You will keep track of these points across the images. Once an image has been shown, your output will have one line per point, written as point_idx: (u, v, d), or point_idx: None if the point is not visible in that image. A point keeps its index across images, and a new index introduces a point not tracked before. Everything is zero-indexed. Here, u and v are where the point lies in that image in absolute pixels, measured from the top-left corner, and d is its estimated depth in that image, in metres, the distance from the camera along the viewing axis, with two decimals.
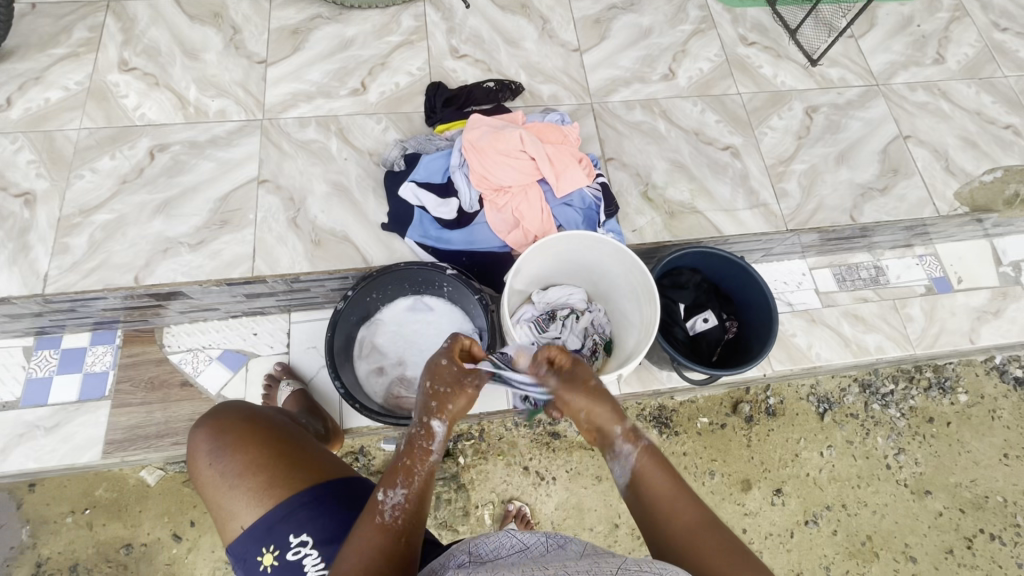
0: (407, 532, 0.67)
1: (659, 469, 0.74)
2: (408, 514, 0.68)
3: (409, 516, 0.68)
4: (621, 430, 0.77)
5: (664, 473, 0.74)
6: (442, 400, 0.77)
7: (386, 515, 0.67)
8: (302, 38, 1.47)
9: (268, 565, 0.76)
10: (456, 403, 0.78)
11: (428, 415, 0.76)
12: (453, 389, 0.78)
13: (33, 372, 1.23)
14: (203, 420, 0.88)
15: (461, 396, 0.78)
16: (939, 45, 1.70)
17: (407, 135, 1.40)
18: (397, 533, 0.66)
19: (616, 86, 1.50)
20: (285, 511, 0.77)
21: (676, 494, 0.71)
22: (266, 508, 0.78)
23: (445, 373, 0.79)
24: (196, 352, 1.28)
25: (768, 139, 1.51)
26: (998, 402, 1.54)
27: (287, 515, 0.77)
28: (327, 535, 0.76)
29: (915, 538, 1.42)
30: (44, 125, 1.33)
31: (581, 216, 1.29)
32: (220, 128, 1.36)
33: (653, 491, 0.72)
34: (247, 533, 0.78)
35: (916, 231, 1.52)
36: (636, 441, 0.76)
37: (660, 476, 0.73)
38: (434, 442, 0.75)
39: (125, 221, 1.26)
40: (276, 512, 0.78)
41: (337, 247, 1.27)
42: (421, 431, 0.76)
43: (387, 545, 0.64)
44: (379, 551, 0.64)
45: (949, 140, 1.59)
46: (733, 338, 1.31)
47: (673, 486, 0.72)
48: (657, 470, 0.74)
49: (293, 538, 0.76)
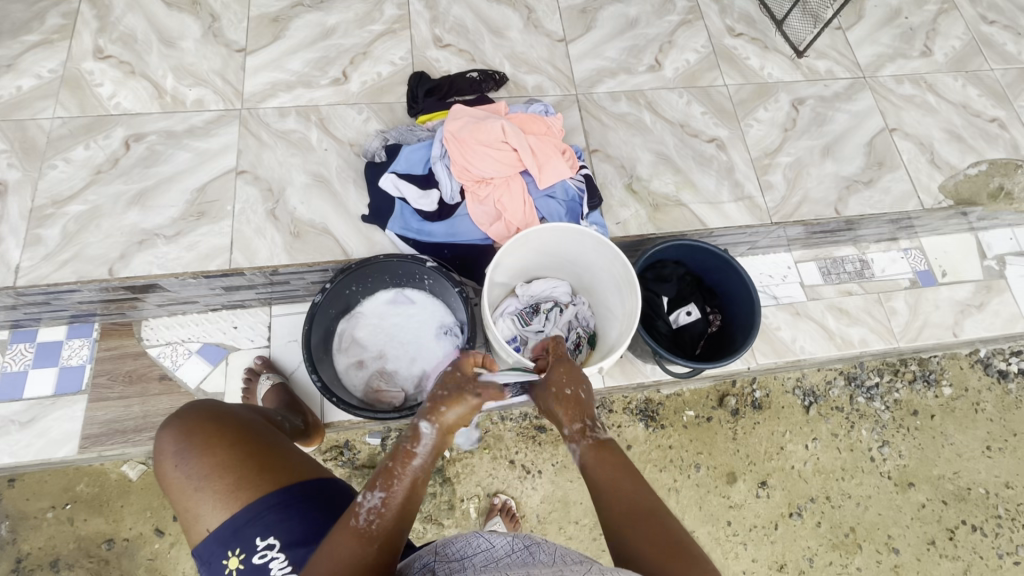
0: (380, 536, 0.65)
1: (604, 463, 0.73)
2: (383, 519, 0.66)
3: (384, 522, 0.66)
4: (571, 429, 0.78)
5: (610, 464, 0.73)
6: (435, 404, 0.74)
7: (361, 518, 0.66)
8: (282, 26, 1.44)
9: (233, 569, 0.75)
10: (450, 409, 0.74)
11: (418, 418, 0.73)
12: (450, 396, 0.75)
13: (8, 366, 1.21)
14: (170, 420, 0.86)
15: (455, 403, 0.74)
16: (926, 38, 1.70)
17: (389, 126, 1.38)
18: (371, 538, 0.65)
19: (602, 77, 1.49)
20: (251, 513, 0.76)
21: (619, 481, 0.71)
22: (232, 511, 0.77)
23: (446, 379, 0.77)
24: (175, 345, 1.26)
25: (754, 131, 1.50)
26: (982, 395, 1.55)
27: (254, 517, 0.76)
28: (294, 539, 0.75)
29: (897, 529, 1.43)
30: (16, 113, 1.30)
31: (564, 208, 1.28)
32: (197, 117, 1.33)
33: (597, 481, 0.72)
34: (213, 536, 0.77)
35: (902, 224, 1.51)
36: (582, 438, 0.76)
37: (604, 467, 0.72)
38: (420, 446, 0.72)
39: (100, 212, 1.24)
40: (242, 514, 0.77)
41: (316, 239, 1.26)
42: (409, 433, 0.73)
43: (363, 553, 0.63)
44: (351, 557, 0.63)
45: (935, 133, 1.59)
46: (716, 331, 1.31)
47: (618, 475, 0.71)
48: (601, 465, 0.73)
49: (260, 541, 0.75)
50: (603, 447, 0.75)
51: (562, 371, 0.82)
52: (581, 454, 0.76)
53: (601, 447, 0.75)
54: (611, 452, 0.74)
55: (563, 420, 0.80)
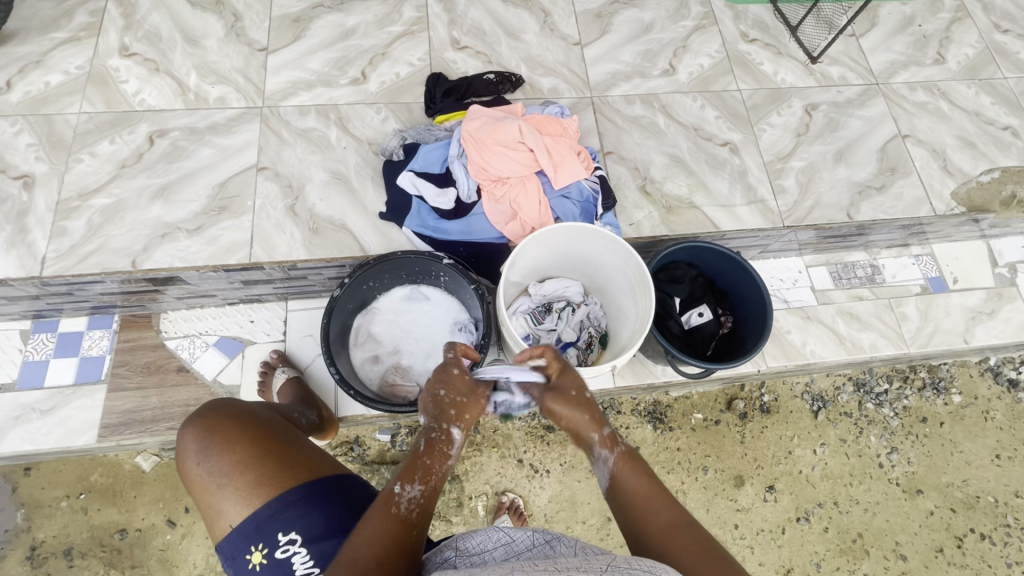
0: (419, 526, 0.68)
1: (637, 474, 0.74)
2: (423, 510, 0.69)
3: (423, 512, 0.69)
4: (601, 434, 0.78)
5: (644, 476, 0.74)
6: (461, 410, 0.79)
7: (402, 507, 0.68)
8: (303, 26, 1.47)
9: (256, 563, 0.76)
10: (472, 412, 0.80)
11: (453, 423, 0.78)
12: (472, 400, 0.80)
13: (30, 355, 1.24)
14: (191, 417, 0.88)
15: (476, 406, 0.80)
16: (939, 45, 1.71)
17: (407, 125, 1.40)
18: (411, 526, 0.67)
19: (617, 80, 1.51)
20: (273, 509, 0.78)
21: (652, 491, 0.73)
22: (254, 507, 0.79)
23: (461, 385, 0.80)
24: (193, 338, 1.28)
25: (767, 136, 1.51)
26: (992, 404, 1.55)
27: (275, 513, 0.78)
28: (315, 534, 0.76)
29: (905, 536, 1.43)
30: (44, 108, 1.33)
31: (578, 208, 1.29)
32: (220, 115, 1.36)
33: (630, 492, 0.73)
34: (235, 531, 0.78)
35: (913, 230, 1.52)
36: (614, 446, 0.77)
37: (636, 475, 0.74)
38: (453, 449, 0.77)
39: (124, 206, 1.26)
40: (264, 511, 0.78)
41: (334, 236, 1.28)
42: (442, 434, 0.77)
43: (404, 539, 0.66)
44: (393, 540, 0.65)
45: (948, 140, 1.59)
46: (728, 333, 1.31)
47: (650, 487, 0.73)
48: (634, 473, 0.75)
49: (282, 536, 0.77)
50: (634, 457, 0.76)
51: (569, 376, 0.82)
52: (611, 463, 0.76)
53: (632, 457, 0.76)
54: (642, 464, 0.76)
55: (587, 427, 0.79)
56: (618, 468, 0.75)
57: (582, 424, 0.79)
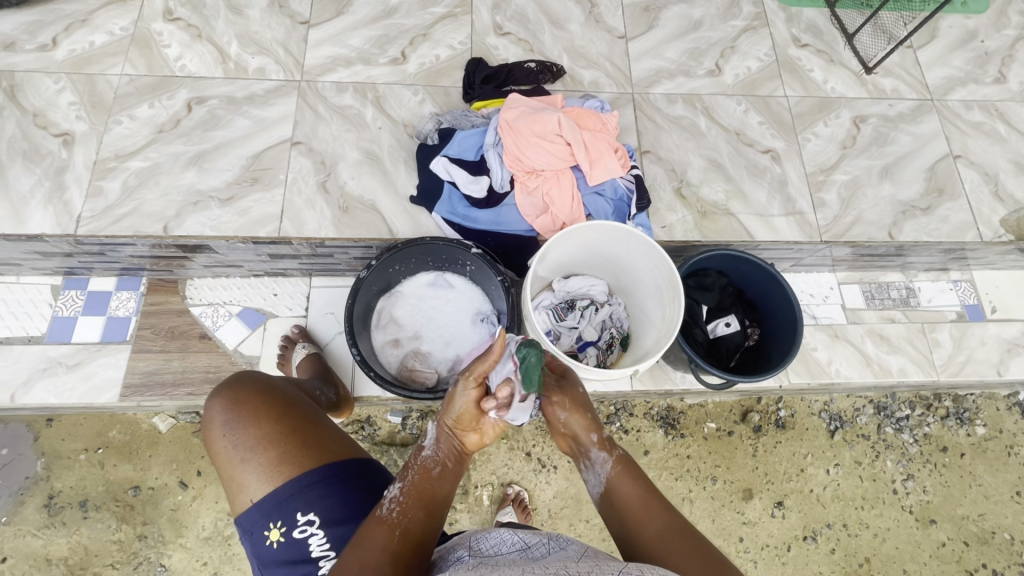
0: (401, 523, 0.66)
1: (628, 480, 0.73)
2: (405, 509, 0.67)
3: (404, 509, 0.67)
4: (593, 439, 0.76)
5: (640, 483, 0.72)
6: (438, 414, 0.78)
7: (383, 509, 0.67)
8: (346, 2, 1.45)
9: (274, 541, 0.77)
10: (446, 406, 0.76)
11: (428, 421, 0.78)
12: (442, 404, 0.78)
13: (59, 311, 1.26)
14: (219, 388, 0.88)
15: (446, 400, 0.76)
16: (1001, 63, 1.63)
17: (443, 109, 1.38)
18: (392, 524, 0.65)
19: (660, 78, 1.47)
20: (294, 489, 0.78)
21: (645, 498, 0.71)
22: (276, 485, 0.79)
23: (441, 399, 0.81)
24: (217, 306, 1.29)
25: (811, 146, 1.46)
26: (1017, 439, 1.50)
27: (296, 493, 0.78)
28: (334, 518, 0.77)
29: (913, 565, 1.40)
30: (87, 67, 1.34)
31: (611, 207, 1.27)
32: (258, 85, 1.36)
33: (624, 498, 0.71)
34: (256, 507, 0.79)
35: (954, 255, 1.46)
36: (609, 448, 0.75)
37: (628, 480, 0.73)
38: (428, 440, 0.76)
39: (159, 170, 1.27)
40: (284, 489, 0.78)
41: (364, 216, 1.27)
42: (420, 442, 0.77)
43: (383, 539, 0.64)
44: (375, 544, 0.63)
45: (1001, 164, 1.52)
46: (754, 345, 1.28)
47: (646, 494, 0.71)
48: (628, 482, 0.72)
49: (300, 516, 0.77)
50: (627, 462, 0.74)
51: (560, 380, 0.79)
52: (608, 467, 0.74)
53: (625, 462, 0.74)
54: (637, 469, 0.74)
55: (584, 430, 0.77)
56: (611, 475, 0.74)
57: (579, 428, 0.77)
